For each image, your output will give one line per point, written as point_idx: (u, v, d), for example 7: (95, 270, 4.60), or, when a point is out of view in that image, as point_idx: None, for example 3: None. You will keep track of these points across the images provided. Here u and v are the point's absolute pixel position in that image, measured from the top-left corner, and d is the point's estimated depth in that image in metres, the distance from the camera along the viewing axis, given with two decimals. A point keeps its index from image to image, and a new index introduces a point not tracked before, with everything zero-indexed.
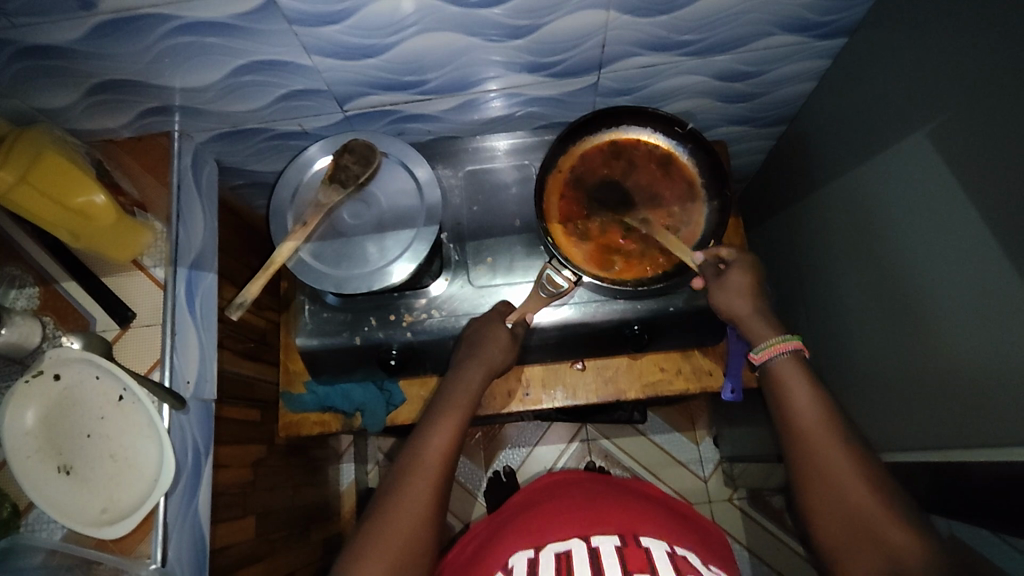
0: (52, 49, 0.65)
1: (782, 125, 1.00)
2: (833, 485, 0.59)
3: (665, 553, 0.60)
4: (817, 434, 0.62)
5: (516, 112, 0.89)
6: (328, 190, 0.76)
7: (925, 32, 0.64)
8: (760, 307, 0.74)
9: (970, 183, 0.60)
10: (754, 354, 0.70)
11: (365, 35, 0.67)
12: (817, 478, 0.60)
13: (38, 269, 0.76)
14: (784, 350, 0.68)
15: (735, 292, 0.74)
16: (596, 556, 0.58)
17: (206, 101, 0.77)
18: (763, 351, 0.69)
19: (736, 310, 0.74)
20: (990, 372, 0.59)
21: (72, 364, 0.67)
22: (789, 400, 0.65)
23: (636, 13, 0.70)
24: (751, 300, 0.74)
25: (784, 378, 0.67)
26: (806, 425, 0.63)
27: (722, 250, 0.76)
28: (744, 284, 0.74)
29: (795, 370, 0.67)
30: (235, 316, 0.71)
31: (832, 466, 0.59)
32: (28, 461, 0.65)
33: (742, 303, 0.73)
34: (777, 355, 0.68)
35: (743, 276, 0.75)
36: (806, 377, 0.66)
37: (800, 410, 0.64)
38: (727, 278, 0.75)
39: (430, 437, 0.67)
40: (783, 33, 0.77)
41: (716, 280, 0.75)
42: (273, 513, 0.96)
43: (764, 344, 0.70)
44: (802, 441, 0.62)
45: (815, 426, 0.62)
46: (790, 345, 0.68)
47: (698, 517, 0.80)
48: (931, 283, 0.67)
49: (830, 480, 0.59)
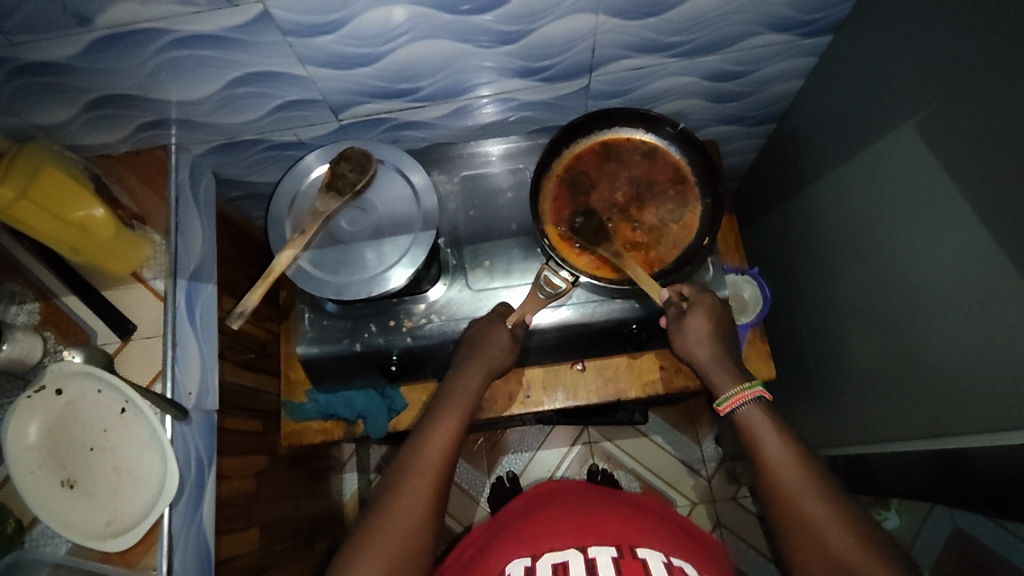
0: (50, 65, 0.66)
1: (772, 123, 1.02)
2: (816, 536, 0.57)
3: (661, 564, 0.60)
4: (788, 487, 0.60)
5: (508, 117, 0.90)
6: (325, 198, 0.77)
7: (909, 26, 0.65)
8: (719, 351, 0.75)
9: (959, 173, 0.61)
10: (720, 406, 0.70)
11: (357, 45, 0.68)
12: (798, 525, 0.58)
13: (39, 285, 0.76)
14: (748, 398, 0.68)
15: (695, 339, 0.75)
16: (594, 567, 0.58)
17: (203, 113, 0.77)
18: (726, 403, 0.69)
19: (696, 357, 0.75)
20: (986, 359, 0.60)
21: (73, 378, 0.67)
22: (755, 437, 0.65)
23: (624, 16, 0.71)
24: (712, 345, 0.75)
25: (744, 411, 0.68)
26: (779, 475, 0.61)
27: (684, 289, 0.79)
28: (703, 330, 0.75)
29: (761, 419, 0.66)
30: (236, 325, 0.70)
31: (816, 519, 0.57)
32: (31, 477, 0.65)
33: (702, 349, 0.75)
34: (742, 405, 0.68)
35: (701, 321, 0.76)
36: (774, 427, 0.65)
37: (773, 461, 0.62)
38: (686, 320, 0.76)
39: (427, 438, 0.67)
40: (770, 32, 0.78)
41: (677, 322, 0.76)
42: (276, 524, 0.95)
43: (727, 394, 0.70)
44: (779, 492, 0.61)
45: (790, 475, 0.61)
46: (750, 393, 0.68)
47: (700, 533, 0.78)
48: (925, 275, 0.67)
49: (815, 530, 0.57)
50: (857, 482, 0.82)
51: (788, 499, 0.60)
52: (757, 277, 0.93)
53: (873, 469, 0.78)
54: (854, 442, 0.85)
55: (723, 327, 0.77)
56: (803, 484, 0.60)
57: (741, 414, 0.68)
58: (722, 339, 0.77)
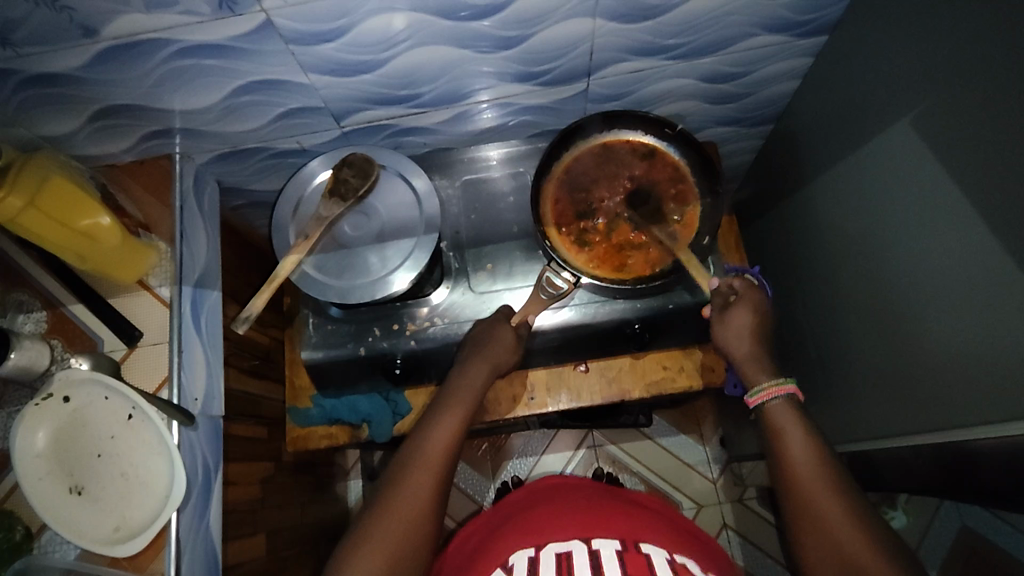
0: (56, 77, 0.67)
1: (769, 124, 1.02)
2: (824, 528, 0.58)
3: (665, 561, 0.60)
4: (806, 484, 0.61)
5: (508, 121, 0.91)
6: (329, 203, 0.78)
7: (903, 24, 0.66)
8: (760, 348, 0.74)
9: (955, 167, 0.61)
10: (751, 397, 0.70)
11: (358, 52, 0.69)
12: (811, 521, 0.59)
13: (46, 294, 0.76)
14: (779, 393, 0.68)
15: (736, 333, 0.75)
16: (598, 558, 0.59)
17: (206, 122, 0.78)
18: (757, 395, 0.69)
19: (735, 351, 0.75)
20: (988, 351, 0.60)
21: (81, 386, 0.67)
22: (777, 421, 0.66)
23: (620, 19, 0.72)
24: (755, 342, 0.74)
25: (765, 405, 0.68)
26: (799, 473, 0.62)
27: (737, 283, 0.78)
28: (747, 327, 0.75)
29: (787, 412, 0.67)
30: (242, 330, 0.72)
31: (829, 518, 0.58)
32: (40, 484, 0.65)
33: (742, 344, 0.74)
34: (774, 398, 0.68)
35: (746, 315, 0.75)
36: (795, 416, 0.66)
37: (792, 458, 0.63)
38: (729, 313, 0.76)
39: (431, 433, 0.68)
40: (766, 33, 0.79)
41: (721, 315, 0.76)
42: (282, 531, 0.95)
43: (759, 387, 0.70)
44: (796, 488, 0.61)
45: (808, 472, 0.61)
46: (784, 389, 0.68)
47: (704, 535, 0.76)
48: (923, 269, 0.68)
49: (827, 527, 0.58)
50: (861, 479, 0.82)
51: (804, 496, 0.60)
52: (759, 276, 0.85)
53: (878, 465, 0.78)
54: (858, 439, 0.85)
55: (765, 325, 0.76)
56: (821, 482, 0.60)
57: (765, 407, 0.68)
58: (766, 338, 0.76)
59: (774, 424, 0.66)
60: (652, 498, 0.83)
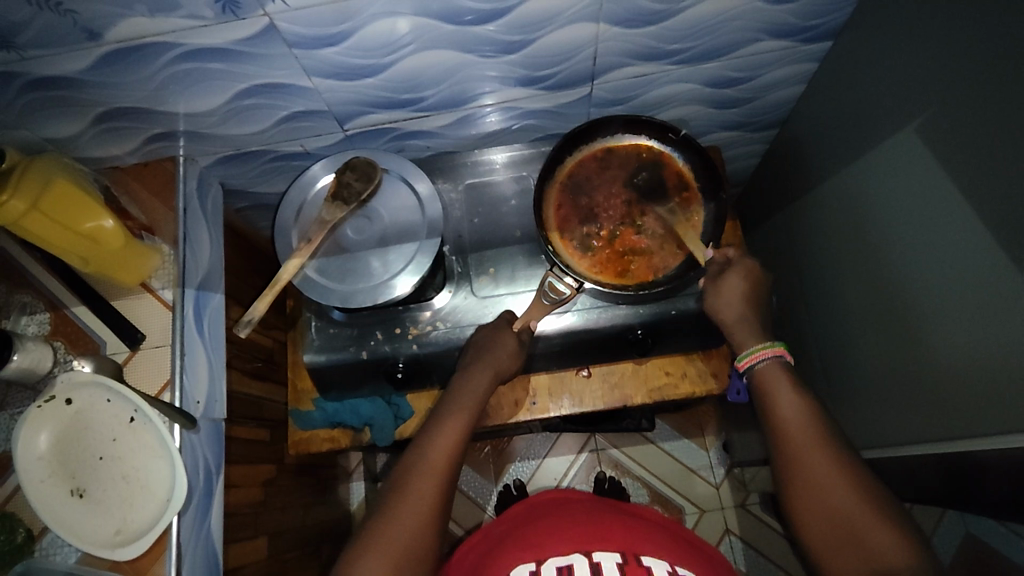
0: (60, 80, 0.67)
1: (774, 129, 1.02)
2: (839, 528, 0.56)
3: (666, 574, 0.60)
4: (814, 486, 0.58)
5: (512, 125, 0.91)
6: (331, 207, 0.78)
7: (909, 32, 0.66)
8: (751, 314, 0.74)
9: (961, 176, 0.61)
10: (740, 361, 0.70)
11: (362, 56, 0.69)
12: (820, 518, 0.57)
13: (50, 296, 0.77)
14: (768, 355, 0.68)
15: (729, 298, 0.75)
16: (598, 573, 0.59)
17: (210, 125, 0.78)
18: (745, 359, 0.70)
19: (724, 316, 0.75)
20: (992, 361, 0.59)
21: (84, 388, 0.67)
22: (774, 413, 0.64)
23: (624, 24, 0.72)
24: (747, 306, 0.75)
25: (767, 391, 0.66)
26: (807, 468, 0.59)
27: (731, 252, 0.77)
28: (738, 317, 0.74)
29: (788, 397, 0.64)
30: (244, 333, 0.72)
31: (846, 516, 0.55)
32: (41, 486, 0.65)
33: (732, 308, 0.75)
34: (761, 360, 0.68)
35: (740, 281, 0.75)
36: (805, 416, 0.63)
37: (802, 451, 0.60)
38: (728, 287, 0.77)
39: (433, 441, 0.67)
40: (771, 38, 0.79)
41: (714, 281, 0.77)
42: (283, 534, 0.96)
43: (748, 349, 0.70)
44: (805, 478, 0.59)
45: (816, 463, 0.59)
46: (769, 351, 0.68)
47: (701, 542, 0.76)
48: (926, 278, 0.67)
49: (839, 523, 0.56)
50: None
51: (819, 490, 0.57)
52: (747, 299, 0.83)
53: (884, 475, 0.77)
54: (862, 448, 0.84)
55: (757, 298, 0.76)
56: (833, 475, 0.57)
57: (769, 391, 0.65)
58: (759, 307, 0.76)
59: (776, 414, 0.64)
60: (651, 508, 0.83)
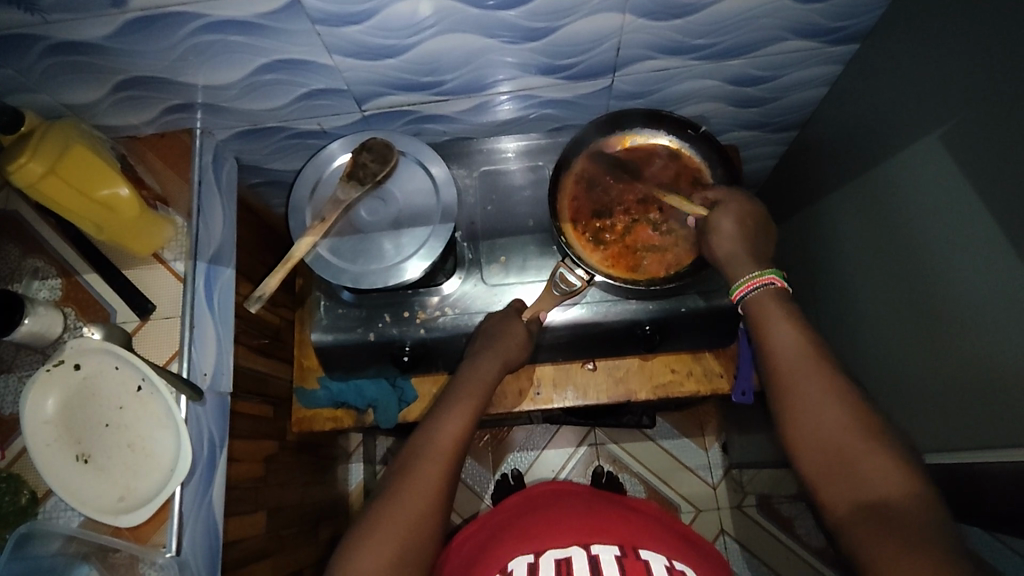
0: (83, 45, 0.66)
1: (793, 130, 1.01)
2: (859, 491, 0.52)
3: (663, 569, 0.60)
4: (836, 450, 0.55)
5: (528, 113, 0.90)
6: (347, 186, 0.77)
7: (938, 36, 0.65)
8: None
9: (984, 185, 0.60)
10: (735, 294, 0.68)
11: (385, 36, 0.69)
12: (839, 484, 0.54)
13: (61, 262, 0.77)
14: (759, 284, 0.66)
15: (729, 260, 0.71)
16: (597, 566, 0.59)
17: (228, 99, 0.78)
18: (739, 291, 0.68)
19: None
20: (1006, 377, 0.59)
21: (92, 355, 0.68)
22: (783, 383, 0.60)
23: (650, 16, 0.71)
24: None
25: (769, 335, 0.62)
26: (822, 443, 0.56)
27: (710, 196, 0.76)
28: None
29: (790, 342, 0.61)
30: (254, 309, 0.73)
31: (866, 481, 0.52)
32: (48, 449, 0.66)
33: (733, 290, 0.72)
34: (754, 290, 0.66)
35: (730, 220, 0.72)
36: (811, 374, 0.59)
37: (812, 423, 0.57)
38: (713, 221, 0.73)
39: (441, 424, 0.68)
40: (797, 38, 0.78)
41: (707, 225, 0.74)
42: (283, 509, 0.96)
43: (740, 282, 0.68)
44: (822, 465, 0.56)
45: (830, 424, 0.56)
46: (758, 281, 0.66)
47: (694, 536, 0.76)
48: (943, 292, 0.67)
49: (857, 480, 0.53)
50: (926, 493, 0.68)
51: (849, 464, 0.54)
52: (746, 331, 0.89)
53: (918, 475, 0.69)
54: None
55: (759, 237, 0.72)
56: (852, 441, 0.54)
57: (776, 354, 0.61)
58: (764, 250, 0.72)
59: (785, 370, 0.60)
60: (647, 503, 0.83)
